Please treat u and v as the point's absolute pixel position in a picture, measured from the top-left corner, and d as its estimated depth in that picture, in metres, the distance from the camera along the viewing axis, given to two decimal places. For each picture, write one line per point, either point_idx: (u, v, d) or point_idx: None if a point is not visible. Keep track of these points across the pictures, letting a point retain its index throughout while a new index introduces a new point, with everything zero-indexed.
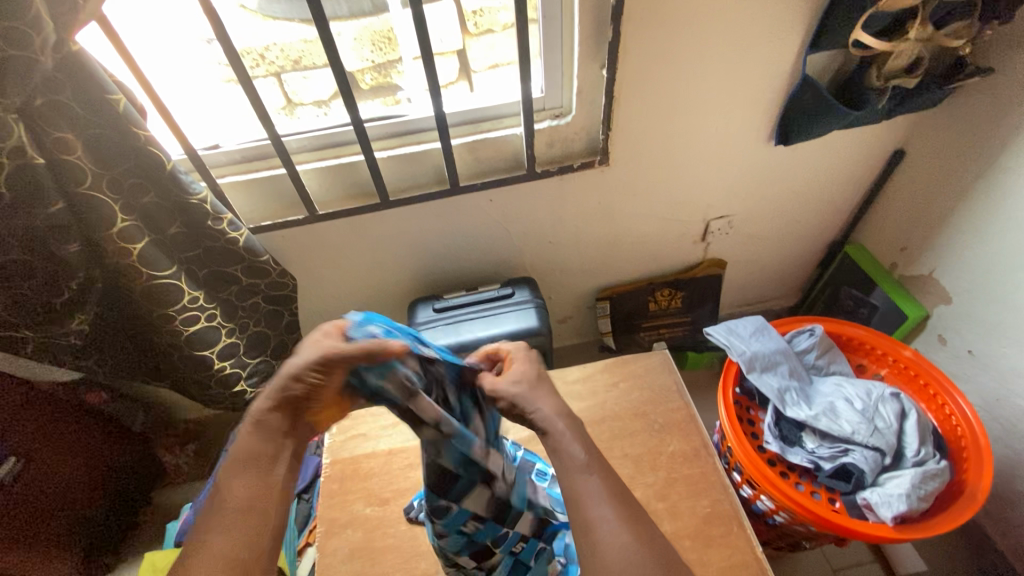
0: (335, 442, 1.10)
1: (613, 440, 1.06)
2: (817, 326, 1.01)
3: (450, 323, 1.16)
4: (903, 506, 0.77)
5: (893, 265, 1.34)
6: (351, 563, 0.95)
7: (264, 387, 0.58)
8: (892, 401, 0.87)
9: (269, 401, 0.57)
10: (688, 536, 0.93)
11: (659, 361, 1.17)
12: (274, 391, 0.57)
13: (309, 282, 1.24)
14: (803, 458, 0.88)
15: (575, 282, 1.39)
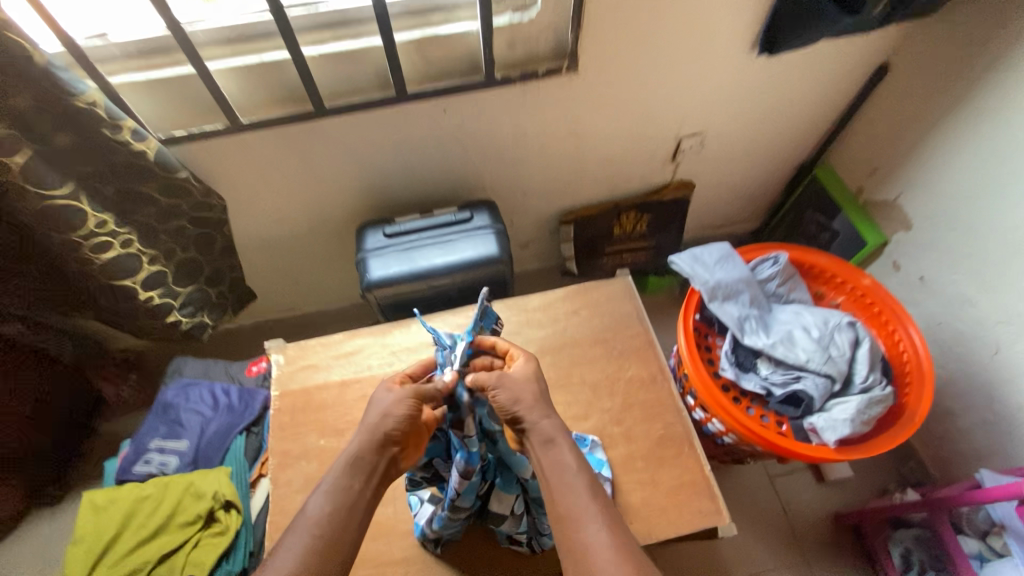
0: (284, 374, 1.05)
1: (572, 368, 1.05)
2: (782, 254, 0.99)
3: (403, 250, 1.08)
4: (846, 431, 0.80)
5: (860, 189, 1.31)
6: (307, 492, 0.93)
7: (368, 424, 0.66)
8: (848, 330, 0.87)
9: (376, 435, 0.65)
10: (642, 457, 0.95)
11: (621, 288, 1.14)
12: (378, 429, 0.65)
13: (242, 202, 1.11)
14: (755, 385, 0.89)
15: (538, 204, 1.31)
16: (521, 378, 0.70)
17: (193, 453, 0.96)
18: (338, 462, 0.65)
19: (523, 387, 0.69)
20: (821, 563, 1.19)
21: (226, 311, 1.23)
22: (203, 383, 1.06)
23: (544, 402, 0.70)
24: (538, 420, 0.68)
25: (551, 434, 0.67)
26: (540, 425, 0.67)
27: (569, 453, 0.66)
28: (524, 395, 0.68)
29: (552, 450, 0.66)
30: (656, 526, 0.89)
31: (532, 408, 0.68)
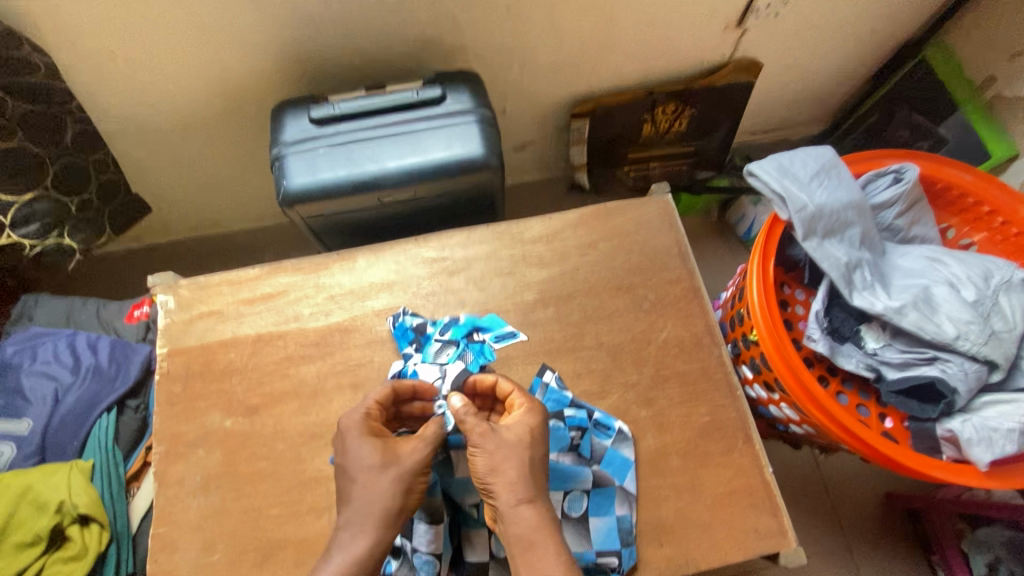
0: (173, 324, 0.73)
1: (584, 325, 0.75)
2: (911, 168, 0.66)
3: (339, 145, 0.71)
4: (1010, 449, 0.52)
5: (989, 80, 0.95)
6: (204, 496, 0.66)
7: (377, 509, 0.50)
8: (1020, 291, 0.56)
9: (395, 522, 0.51)
10: (678, 453, 0.68)
11: (656, 211, 0.81)
12: (397, 512, 0.51)
13: (90, 61, 0.72)
14: (860, 365, 0.60)
15: (543, 87, 0.93)
16: (513, 441, 0.52)
17: (35, 439, 0.67)
18: (331, 564, 0.48)
19: (512, 453, 0.52)
20: (865, 552, 0.99)
21: (101, 229, 0.91)
22: (58, 334, 0.74)
23: (541, 481, 0.53)
24: (518, 505, 0.50)
25: (530, 531, 0.49)
26: (519, 515, 0.50)
27: (557, 562, 0.48)
28: (507, 470, 0.51)
29: (534, 553, 0.48)
30: (695, 551, 0.63)
31: (518, 488, 0.50)
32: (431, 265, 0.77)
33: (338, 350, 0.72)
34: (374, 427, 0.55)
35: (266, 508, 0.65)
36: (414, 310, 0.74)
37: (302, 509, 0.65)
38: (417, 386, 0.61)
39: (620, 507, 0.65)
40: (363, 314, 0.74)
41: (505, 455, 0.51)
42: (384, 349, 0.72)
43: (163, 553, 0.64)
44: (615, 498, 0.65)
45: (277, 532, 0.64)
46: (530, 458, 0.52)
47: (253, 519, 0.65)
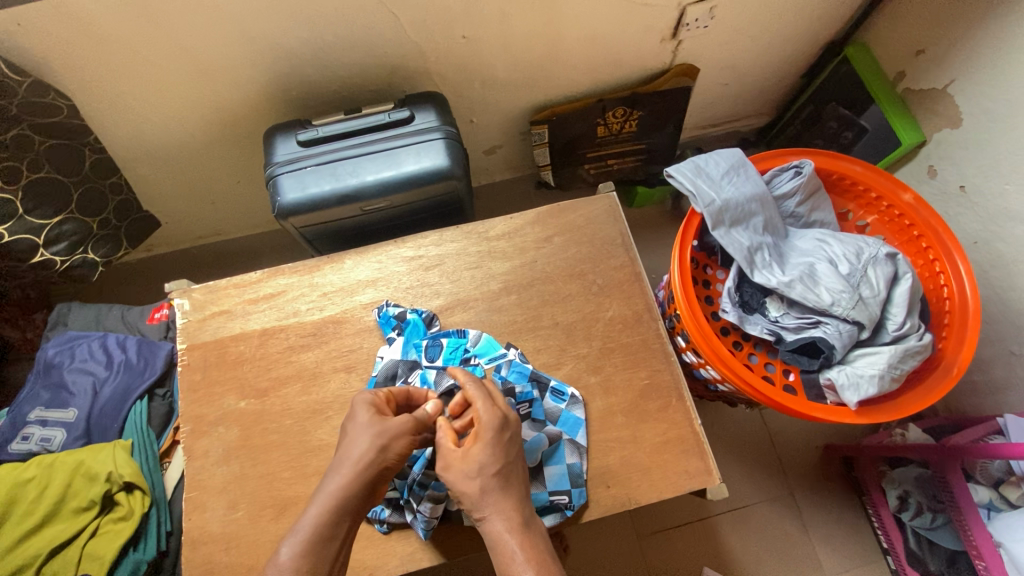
0: (191, 323, 0.86)
1: (542, 307, 0.87)
2: (807, 163, 0.78)
3: (324, 163, 0.83)
4: (871, 390, 0.65)
5: (900, 75, 1.06)
6: (227, 466, 0.79)
7: (353, 459, 0.60)
8: (886, 264, 0.69)
9: (369, 473, 0.60)
10: (622, 411, 0.81)
11: (603, 207, 0.93)
12: (375, 464, 0.60)
13: (104, 101, 0.83)
14: (763, 330, 0.73)
15: (503, 99, 1.04)
16: (464, 470, 0.62)
17: (82, 425, 0.80)
18: (320, 501, 0.58)
19: (467, 481, 0.62)
20: (805, 495, 1.13)
21: (121, 243, 1.04)
22: (91, 336, 0.86)
23: (492, 496, 0.61)
24: (483, 520, 0.61)
25: (495, 543, 0.59)
26: (486, 528, 0.60)
27: (516, 560, 0.57)
28: (464, 496, 0.61)
29: (501, 552, 0.58)
30: (636, 490, 0.77)
31: (478, 505, 0.61)
32: (410, 262, 0.89)
33: (332, 339, 0.85)
34: (379, 406, 0.66)
35: (280, 472, 0.78)
36: (395, 302, 0.87)
37: (309, 471, 0.78)
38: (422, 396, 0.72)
39: (573, 455, 0.78)
40: (353, 307, 0.86)
41: (461, 484, 0.62)
42: (372, 336, 0.85)
43: (195, 512, 0.77)
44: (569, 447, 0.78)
45: (289, 490, 0.77)
46: (481, 483, 0.61)
47: (269, 481, 0.78)
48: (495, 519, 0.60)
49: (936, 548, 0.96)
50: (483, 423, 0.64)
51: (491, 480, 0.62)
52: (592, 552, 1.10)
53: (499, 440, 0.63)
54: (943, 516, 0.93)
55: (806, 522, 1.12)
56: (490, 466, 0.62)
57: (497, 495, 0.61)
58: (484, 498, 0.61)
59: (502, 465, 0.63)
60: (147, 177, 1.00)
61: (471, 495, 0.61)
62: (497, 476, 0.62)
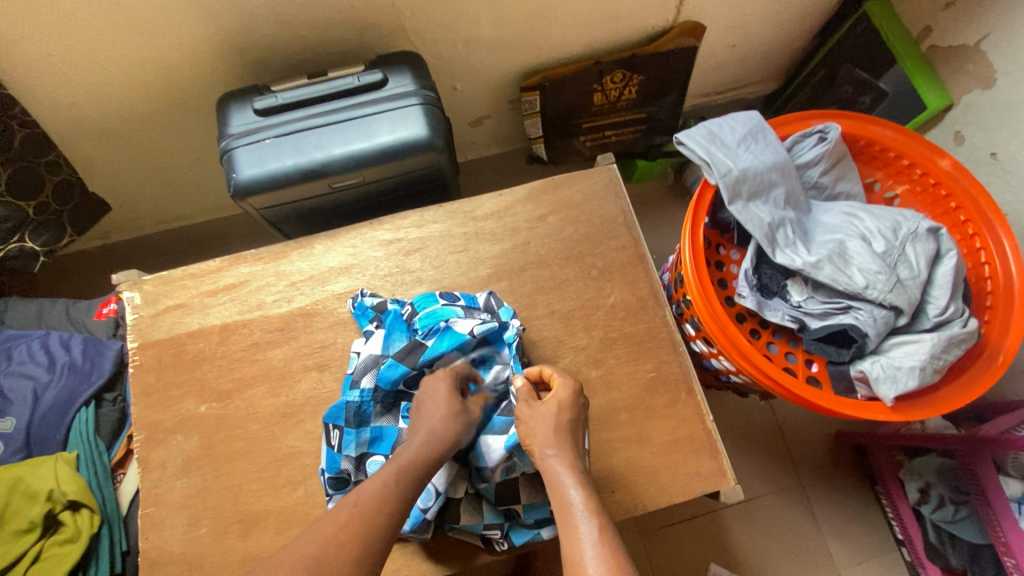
0: (143, 318, 0.76)
1: (536, 294, 0.79)
2: (833, 127, 0.69)
3: (286, 134, 0.73)
4: (911, 384, 0.57)
5: (926, 31, 0.96)
6: (186, 478, 0.70)
7: (434, 409, 0.63)
8: (927, 240, 0.61)
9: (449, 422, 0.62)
10: (626, 408, 0.73)
11: (603, 181, 0.84)
12: (451, 414, 0.63)
13: (26, 65, 0.72)
14: (785, 317, 0.65)
15: (490, 62, 0.94)
16: (542, 409, 0.62)
17: (18, 437, 0.71)
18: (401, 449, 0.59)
19: (543, 420, 0.61)
20: (816, 485, 1.08)
21: (65, 231, 0.94)
22: (30, 335, 0.77)
23: (565, 435, 0.61)
24: (547, 457, 0.59)
25: (556, 478, 0.58)
26: (548, 465, 0.59)
27: (575, 492, 0.56)
28: (534, 432, 0.61)
29: (562, 489, 0.57)
30: (643, 495, 0.70)
31: (547, 442, 0.60)
32: (388, 246, 0.80)
33: (302, 333, 0.76)
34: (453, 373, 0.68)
35: (246, 484, 0.70)
36: (372, 291, 0.77)
37: (279, 482, 0.70)
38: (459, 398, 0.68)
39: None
40: (324, 298, 0.77)
41: (534, 420, 0.62)
42: (347, 330, 0.76)
43: (152, 531, 0.69)
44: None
45: (257, 504, 0.69)
46: (557, 423, 0.61)
47: (234, 494, 0.70)
48: (559, 457, 0.59)
49: (957, 542, 0.90)
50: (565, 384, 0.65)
51: (563, 421, 0.61)
52: None
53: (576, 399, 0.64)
54: (967, 508, 0.88)
55: (817, 514, 1.06)
56: (566, 413, 0.62)
57: (567, 438, 0.61)
58: (555, 433, 0.61)
59: (575, 415, 0.63)
60: (91, 154, 0.89)
61: (543, 432, 0.60)
62: (569, 421, 0.62)
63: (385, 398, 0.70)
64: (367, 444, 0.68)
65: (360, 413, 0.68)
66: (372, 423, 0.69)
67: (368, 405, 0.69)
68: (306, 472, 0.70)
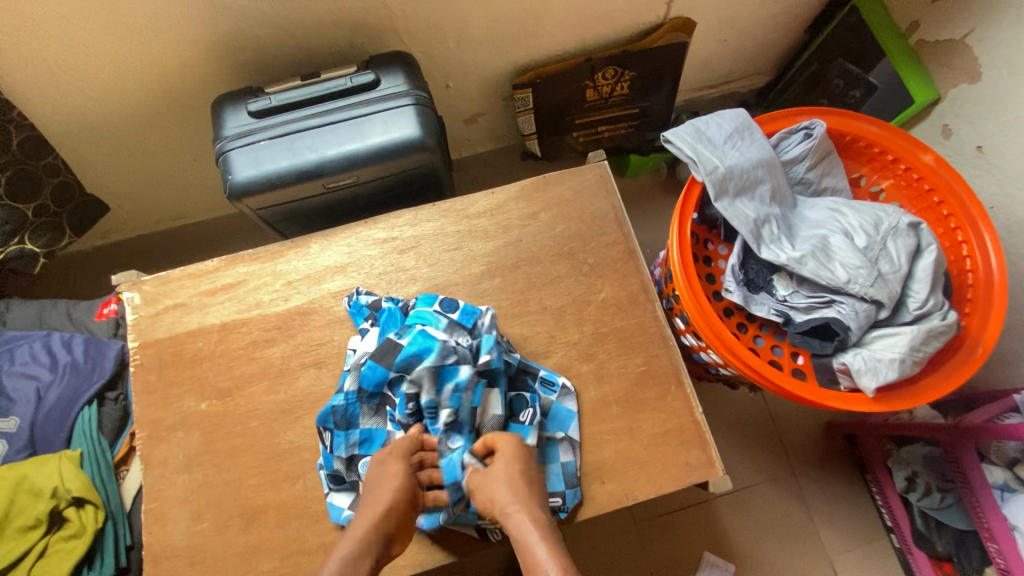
0: (144, 318, 0.78)
1: (529, 291, 0.80)
2: (819, 123, 0.70)
3: (281, 135, 0.74)
4: (891, 375, 0.59)
5: (914, 25, 0.97)
6: (189, 473, 0.72)
7: (374, 497, 0.61)
8: (908, 235, 0.62)
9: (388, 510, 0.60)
10: (617, 401, 0.75)
11: (594, 178, 0.86)
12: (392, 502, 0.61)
13: (23, 69, 0.73)
14: (770, 311, 0.67)
15: (481, 60, 0.95)
16: (495, 468, 0.64)
17: (24, 437, 0.72)
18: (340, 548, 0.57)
19: (496, 478, 0.63)
20: (807, 475, 1.10)
21: (64, 232, 0.94)
22: (33, 335, 0.78)
23: (521, 488, 0.62)
24: (508, 513, 0.60)
25: (522, 535, 0.58)
26: (511, 522, 0.59)
27: (540, 547, 0.57)
28: (490, 491, 0.62)
29: (529, 550, 0.57)
30: (633, 486, 0.71)
31: (506, 500, 0.60)
32: (382, 245, 0.81)
33: (300, 331, 0.77)
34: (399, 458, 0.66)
35: (247, 479, 0.71)
36: (368, 290, 0.79)
37: (279, 477, 0.72)
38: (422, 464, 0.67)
39: (566, 451, 0.72)
40: (320, 296, 0.79)
41: (488, 482, 0.62)
42: (343, 328, 0.77)
43: (156, 525, 0.70)
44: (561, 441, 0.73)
45: (258, 498, 0.71)
46: (511, 476, 0.63)
47: (235, 489, 0.71)
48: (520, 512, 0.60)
49: (943, 529, 0.93)
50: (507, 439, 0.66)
51: (517, 476, 0.63)
52: (589, 540, 1.06)
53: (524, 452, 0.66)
54: (953, 495, 0.90)
55: (807, 503, 1.08)
56: (519, 465, 0.64)
57: (523, 488, 0.62)
58: (512, 488, 0.62)
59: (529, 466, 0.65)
60: (88, 155, 0.90)
61: (501, 490, 0.61)
62: (524, 471, 0.64)
63: (371, 399, 0.71)
64: (356, 446, 0.70)
65: (348, 416, 0.70)
66: (360, 426, 0.71)
67: (354, 407, 0.70)
68: (306, 466, 0.72)
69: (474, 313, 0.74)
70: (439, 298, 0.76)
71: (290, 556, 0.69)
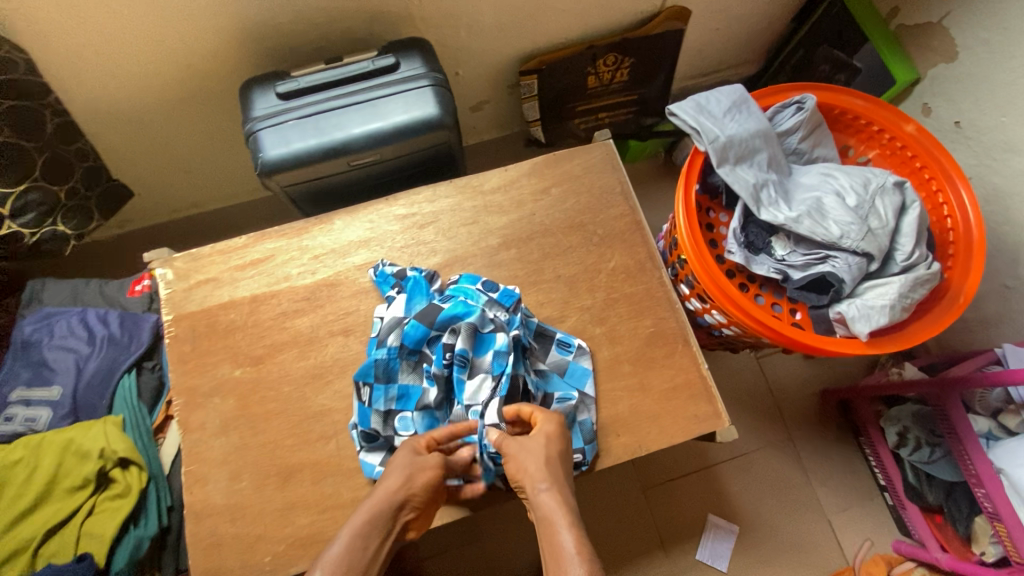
0: (177, 292, 0.81)
1: (543, 261, 0.85)
2: (809, 97, 0.76)
3: (307, 115, 0.78)
4: (883, 320, 0.65)
5: (894, 11, 1.04)
6: (226, 436, 0.76)
7: (397, 475, 0.60)
8: (894, 193, 0.68)
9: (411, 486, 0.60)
10: (629, 360, 0.80)
11: (601, 155, 0.91)
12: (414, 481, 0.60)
13: (61, 54, 0.76)
14: (770, 269, 0.72)
15: (490, 47, 1.00)
16: (531, 445, 0.63)
17: (66, 405, 0.75)
18: (362, 509, 0.56)
19: (532, 454, 0.62)
20: (804, 440, 1.16)
21: (94, 216, 0.97)
22: (69, 311, 0.81)
23: (554, 468, 0.61)
24: (539, 492, 0.58)
25: (549, 514, 0.56)
26: (542, 501, 0.57)
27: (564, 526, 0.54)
28: (525, 468, 0.61)
29: (557, 526, 0.54)
30: (647, 437, 0.76)
31: (539, 476, 0.60)
32: (403, 220, 0.86)
33: (327, 302, 0.81)
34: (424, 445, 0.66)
35: (282, 440, 0.75)
36: (391, 262, 0.83)
37: (312, 438, 0.76)
38: (465, 425, 0.68)
39: (583, 411, 0.76)
40: (346, 269, 0.83)
41: (522, 457, 0.62)
42: (369, 298, 0.82)
43: (196, 486, 0.74)
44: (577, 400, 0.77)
45: (293, 457, 0.75)
46: (547, 453, 0.62)
47: (271, 449, 0.75)
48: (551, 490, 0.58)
49: (934, 481, 0.99)
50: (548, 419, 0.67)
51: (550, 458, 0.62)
52: (600, 506, 1.10)
53: (562, 431, 0.66)
54: (942, 449, 0.96)
55: (806, 466, 1.14)
56: (554, 444, 0.64)
57: (556, 470, 0.61)
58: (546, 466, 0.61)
59: (563, 447, 0.64)
60: (115, 141, 0.94)
61: (533, 468, 0.60)
62: (558, 452, 0.63)
63: (410, 356, 0.75)
64: (395, 400, 0.74)
65: (388, 370, 0.74)
66: (399, 381, 0.75)
67: (395, 362, 0.74)
68: (337, 427, 0.76)
69: (513, 295, 0.79)
70: (482, 280, 0.81)
71: (326, 511, 0.73)
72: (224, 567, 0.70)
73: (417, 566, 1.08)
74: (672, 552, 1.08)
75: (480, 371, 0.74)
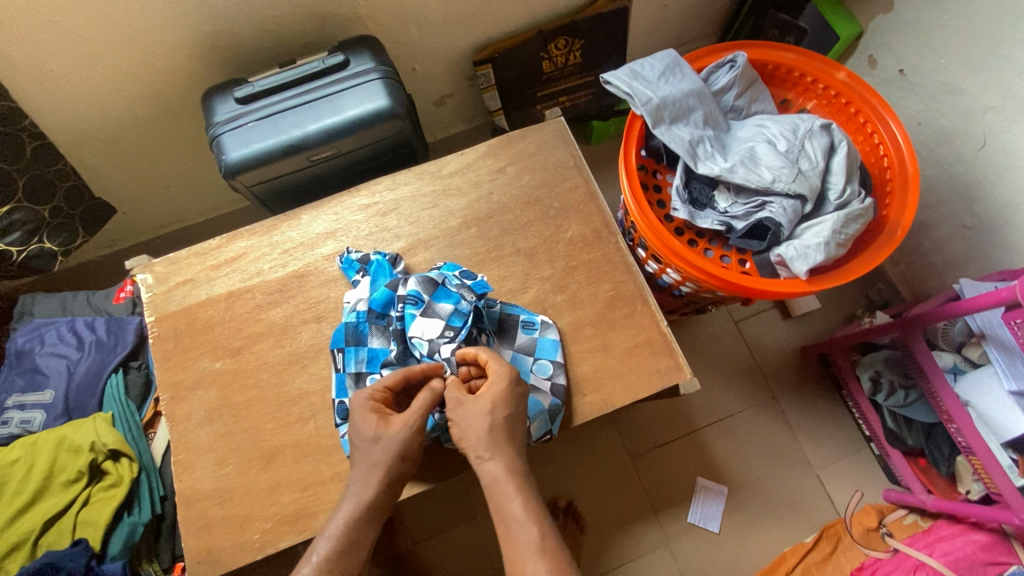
0: (157, 295, 0.86)
1: (502, 237, 0.88)
2: (741, 54, 0.79)
3: (265, 117, 0.83)
4: (819, 257, 0.68)
5: None
6: (211, 424, 0.80)
7: (375, 467, 0.65)
8: (821, 136, 0.73)
9: (391, 475, 0.65)
10: (590, 323, 0.83)
11: (553, 132, 0.94)
12: (394, 469, 0.65)
13: (34, 81, 0.82)
14: (713, 222, 0.75)
15: (442, 41, 1.04)
16: (472, 408, 0.66)
17: (59, 406, 0.81)
18: (349, 506, 0.64)
19: (476, 418, 0.65)
20: (787, 398, 1.17)
21: (79, 232, 1.04)
22: (59, 321, 0.87)
23: (498, 435, 0.65)
24: (483, 459, 0.64)
25: (493, 481, 0.63)
26: (485, 468, 0.64)
27: (513, 499, 0.62)
28: (471, 431, 0.65)
29: (506, 497, 0.63)
30: (612, 395, 0.79)
31: (480, 446, 0.65)
32: (366, 210, 0.90)
33: (299, 292, 0.85)
34: (379, 406, 0.68)
35: (263, 424, 0.79)
36: (358, 249, 0.87)
37: (292, 420, 0.79)
38: (424, 370, 0.70)
39: (548, 395, 0.78)
40: (315, 260, 0.87)
41: (468, 422, 0.66)
42: (338, 285, 0.85)
43: (185, 473, 0.78)
44: (542, 386, 0.78)
45: (275, 440, 0.78)
46: (490, 421, 0.65)
47: (254, 434, 0.79)
48: (497, 459, 0.64)
49: (913, 424, 0.99)
50: (497, 373, 0.68)
51: (496, 428, 0.65)
52: (588, 478, 1.13)
53: (507, 394, 0.67)
54: (915, 391, 0.97)
55: (791, 424, 1.15)
56: (500, 407, 0.67)
57: (502, 437, 0.65)
58: (491, 436, 0.65)
59: (511, 411, 0.67)
60: (94, 161, 0.99)
61: (477, 433, 0.65)
62: (505, 417, 0.66)
63: (379, 320, 0.79)
64: (364, 363, 0.78)
65: (357, 333, 0.78)
66: (368, 344, 0.78)
67: (363, 326, 0.78)
68: (314, 408, 0.80)
69: (486, 286, 0.79)
70: (462, 268, 0.83)
71: (308, 487, 0.76)
72: (216, 547, 0.74)
73: (413, 549, 1.11)
74: (663, 518, 1.10)
75: (436, 316, 0.76)
